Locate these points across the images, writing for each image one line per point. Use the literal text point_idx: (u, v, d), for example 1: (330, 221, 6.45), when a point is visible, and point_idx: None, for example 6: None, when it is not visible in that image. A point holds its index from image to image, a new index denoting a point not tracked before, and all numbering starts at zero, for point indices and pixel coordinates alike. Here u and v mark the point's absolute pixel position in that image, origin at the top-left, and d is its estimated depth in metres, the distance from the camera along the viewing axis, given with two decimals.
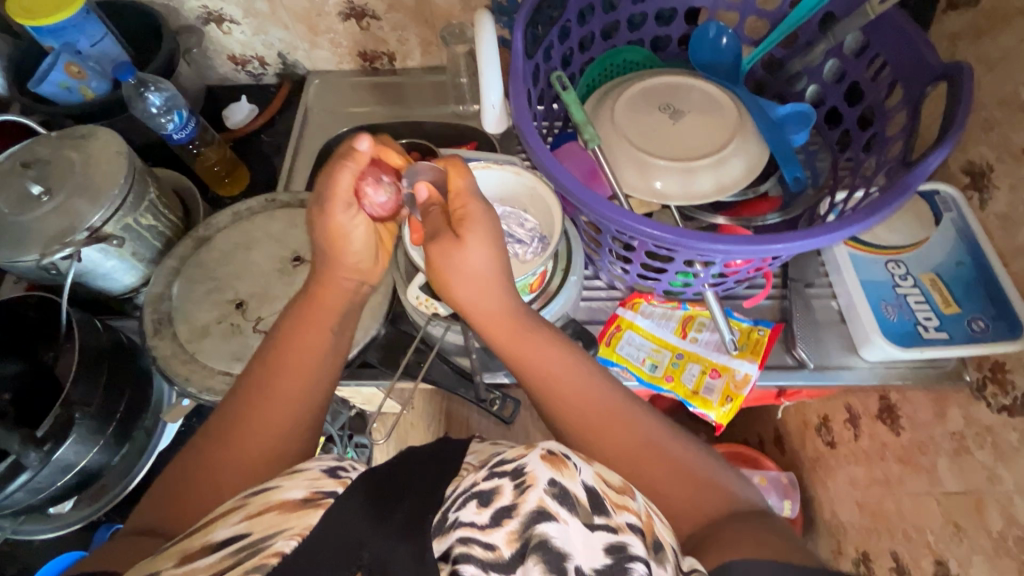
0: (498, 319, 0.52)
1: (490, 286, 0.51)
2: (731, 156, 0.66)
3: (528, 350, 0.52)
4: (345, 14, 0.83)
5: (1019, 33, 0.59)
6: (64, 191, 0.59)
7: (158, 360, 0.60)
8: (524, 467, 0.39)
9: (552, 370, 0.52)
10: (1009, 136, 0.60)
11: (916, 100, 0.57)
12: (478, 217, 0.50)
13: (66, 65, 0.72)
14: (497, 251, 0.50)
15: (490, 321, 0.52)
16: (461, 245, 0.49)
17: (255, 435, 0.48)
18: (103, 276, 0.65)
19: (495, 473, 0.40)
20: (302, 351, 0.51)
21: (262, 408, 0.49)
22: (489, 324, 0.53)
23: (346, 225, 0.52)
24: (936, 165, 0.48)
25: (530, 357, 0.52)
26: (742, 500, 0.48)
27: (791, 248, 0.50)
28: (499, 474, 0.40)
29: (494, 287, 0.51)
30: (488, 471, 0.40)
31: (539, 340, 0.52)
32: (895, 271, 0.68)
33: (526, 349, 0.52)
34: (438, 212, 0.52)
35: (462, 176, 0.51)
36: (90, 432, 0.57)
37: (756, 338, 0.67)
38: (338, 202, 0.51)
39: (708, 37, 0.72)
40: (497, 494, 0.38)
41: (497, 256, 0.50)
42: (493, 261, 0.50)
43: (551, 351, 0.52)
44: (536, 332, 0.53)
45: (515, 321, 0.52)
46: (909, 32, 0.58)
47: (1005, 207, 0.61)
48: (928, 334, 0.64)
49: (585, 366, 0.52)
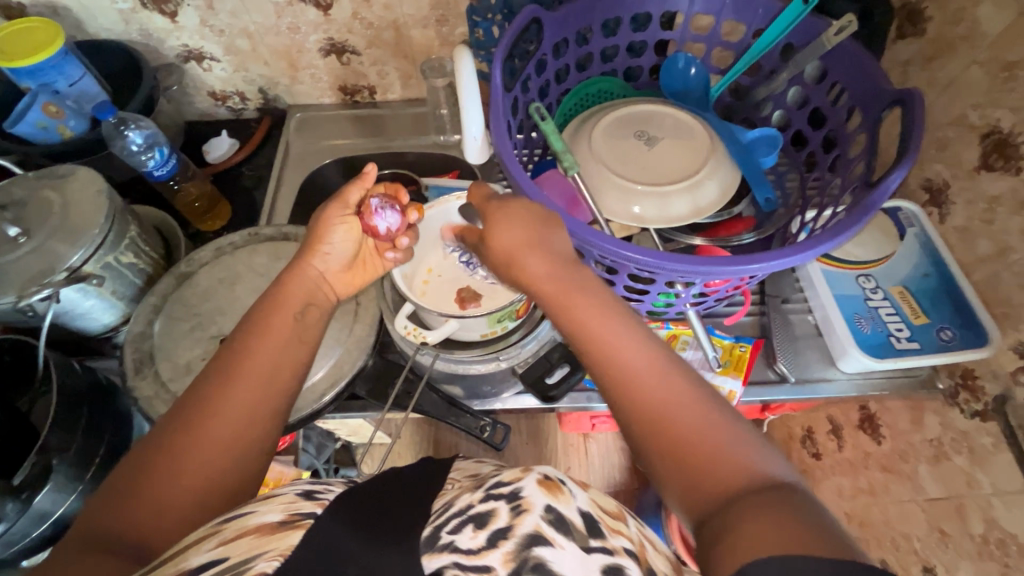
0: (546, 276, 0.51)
1: (526, 251, 0.51)
2: (706, 180, 0.69)
3: (572, 310, 0.50)
4: (325, 50, 0.86)
5: (962, 61, 0.64)
6: (43, 232, 0.59)
7: (140, 400, 0.59)
8: (519, 491, 0.39)
9: (592, 327, 0.49)
10: (961, 155, 0.64)
11: (873, 124, 0.60)
12: (506, 205, 0.53)
13: (43, 105, 0.73)
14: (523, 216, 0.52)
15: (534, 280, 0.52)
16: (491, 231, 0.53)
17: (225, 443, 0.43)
18: (82, 316, 0.64)
19: (491, 495, 0.39)
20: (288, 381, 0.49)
21: (215, 423, 0.44)
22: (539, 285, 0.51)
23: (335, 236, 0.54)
24: (896, 186, 0.51)
25: (571, 314, 0.50)
26: (768, 474, 0.40)
27: (766, 267, 0.52)
28: (494, 497, 0.39)
29: (534, 250, 0.51)
30: (484, 492, 0.40)
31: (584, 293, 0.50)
32: (866, 285, 0.70)
33: (566, 308, 0.50)
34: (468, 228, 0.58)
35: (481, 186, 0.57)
36: (68, 479, 0.55)
37: (738, 354, 0.69)
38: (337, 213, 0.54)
39: (678, 67, 0.76)
40: (492, 516, 0.38)
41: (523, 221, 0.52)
42: (520, 231, 0.52)
43: (594, 303, 0.49)
44: (582, 292, 0.50)
45: (560, 278, 0.51)
46: (864, 61, 0.61)
47: (963, 220, 0.65)
48: (901, 344, 0.66)
49: (624, 321, 0.49)
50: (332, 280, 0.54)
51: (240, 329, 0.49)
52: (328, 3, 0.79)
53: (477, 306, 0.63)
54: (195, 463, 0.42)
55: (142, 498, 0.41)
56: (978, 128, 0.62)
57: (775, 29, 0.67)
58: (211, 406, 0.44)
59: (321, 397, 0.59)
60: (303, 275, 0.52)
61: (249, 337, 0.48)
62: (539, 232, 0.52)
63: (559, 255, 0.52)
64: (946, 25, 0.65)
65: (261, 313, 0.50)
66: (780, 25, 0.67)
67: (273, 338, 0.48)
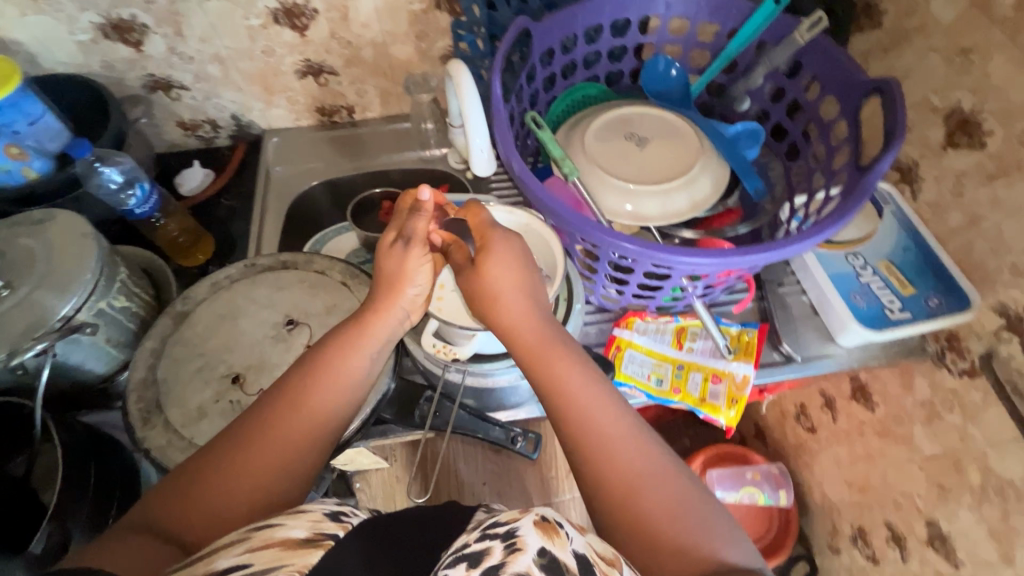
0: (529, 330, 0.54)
1: (513, 298, 0.54)
2: (699, 175, 0.71)
3: (552, 370, 0.52)
4: (301, 72, 0.84)
5: (919, 51, 0.69)
6: (27, 283, 0.55)
7: (152, 452, 0.55)
8: (514, 530, 0.40)
9: (572, 388, 0.51)
10: (926, 135, 0.70)
11: (852, 111, 0.64)
12: (506, 241, 0.55)
13: (5, 146, 0.68)
14: (518, 264, 0.54)
15: (516, 334, 0.54)
16: (481, 269, 0.54)
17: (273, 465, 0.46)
18: (76, 367, 0.60)
19: (487, 535, 0.40)
20: (333, 409, 0.49)
21: (271, 443, 0.46)
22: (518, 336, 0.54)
23: (414, 266, 0.54)
24: (887, 167, 0.55)
25: (552, 374, 0.52)
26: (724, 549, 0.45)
27: (779, 254, 0.56)
28: (490, 536, 0.40)
29: (521, 304, 0.54)
30: (481, 533, 0.41)
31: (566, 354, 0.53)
32: (855, 263, 0.74)
33: (547, 368, 0.52)
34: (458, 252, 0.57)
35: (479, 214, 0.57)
36: (84, 544, 0.51)
37: (746, 341, 0.71)
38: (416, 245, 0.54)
39: (658, 70, 0.78)
40: (486, 554, 0.38)
41: (515, 271, 0.54)
42: (512, 276, 0.54)
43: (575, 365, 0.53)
44: (560, 352, 0.53)
45: (543, 336, 0.54)
46: (836, 54, 0.66)
47: (934, 195, 0.70)
48: (895, 315, 0.70)
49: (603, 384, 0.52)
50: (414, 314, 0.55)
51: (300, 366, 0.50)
52: (305, 24, 0.77)
53: None
54: (247, 478, 0.44)
55: (196, 502, 0.43)
56: (940, 110, 0.67)
57: (752, 24, 0.70)
58: (276, 421, 0.47)
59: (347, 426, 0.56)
60: (387, 317, 0.53)
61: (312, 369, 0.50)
62: (526, 281, 0.54)
63: (540, 310, 0.55)
64: (902, 17, 0.71)
65: (327, 340, 0.52)
66: (756, 22, 0.70)
67: (331, 380, 0.49)
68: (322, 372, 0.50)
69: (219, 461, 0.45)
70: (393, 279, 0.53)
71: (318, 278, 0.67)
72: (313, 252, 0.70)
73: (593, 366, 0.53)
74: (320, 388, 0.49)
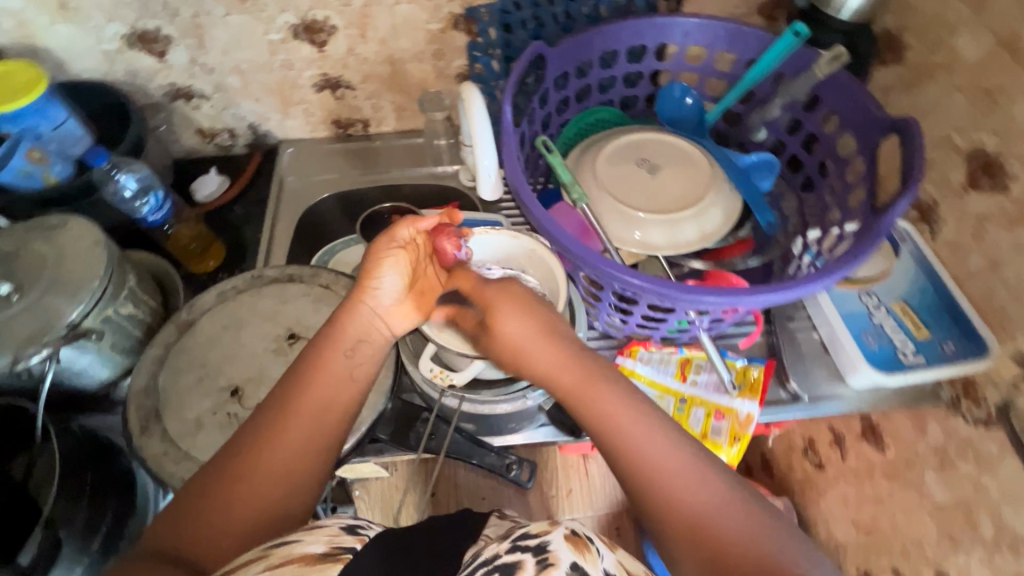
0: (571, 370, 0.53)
1: (542, 346, 0.54)
2: (710, 206, 0.70)
3: (597, 404, 0.51)
4: (319, 85, 0.85)
5: (941, 88, 0.68)
6: (37, 288, 0.56)
7: (148, 461, 0.55)
8: (547, 545, 0.42)
9: (620, 424, 0.50)
10: (947, 175, 0.68)
11: (870, 150, 0.63)
12: (503, 292, 0.56)
13: (26, 150, 0.70)
14: (528, 315, 0.56)
15: (557, 375, 0.54)
16: (494, 326, 0.55)
17: (273, 480, 0.47)
18: (79, 372, 0.60)
19: (518, 546, 0.42)
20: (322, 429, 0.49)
21: (273, 456, 0.47)
22: (560, 377, 0.54)
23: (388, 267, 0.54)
24: (901, 213, 0.54)
25: (597, 411, 0.51)
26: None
27: (787, 295, 0.54)
28: (521, 547, 0.42)
29: (551, 347, 0.54)
30: (511, 543, 0.43)
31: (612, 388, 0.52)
32: (868, 301, 0.73)
33: (590, 405, 0.51)
34: (466, 297, 0.58)
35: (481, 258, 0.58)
36: (74, 550, 0.52)
37: (752, 376, 0.70)
38: (390, 246, 0.54)
39: (673, 96, 0.78)
40: (520, 567, 0.40)
41: (529, 321, 0.55)
42: (525, 325, 0.55)
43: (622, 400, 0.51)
44: (603, 385, 0.52)
45: (586, 372, 0.53)
46: (855, 90, 0.65)
47: (954, 234, 0.68)
48: (908, 359, 0.68)
49: (651, 415, 0.50)
50: (385, 314, 0.55)
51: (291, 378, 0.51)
52: (323, 39, 0.78)
53: None
54: (252, 490, 0.46)
55: (207, 511, 0.45)
56: (962, 149, 0.66)
57: (769, 57, 0.69)
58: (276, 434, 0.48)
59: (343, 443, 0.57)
60: (360, 319, 0.53)
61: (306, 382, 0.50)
62: (547, 326, 0.55)
63: (571, 347, 0.55)
64: (925, 53, 0.69)
65: (316, 349, 0.52)
66: (773, 54, 0.69)
67: (316, 392, 0.50)
68: (309, 389, 0.50)
69: (228, 469, 0.47)
70: (369, 278, 0.54)
71: (322, 293, 0.67)
72: (319, 266, 0.71)
73: (640, 396, 0.52)
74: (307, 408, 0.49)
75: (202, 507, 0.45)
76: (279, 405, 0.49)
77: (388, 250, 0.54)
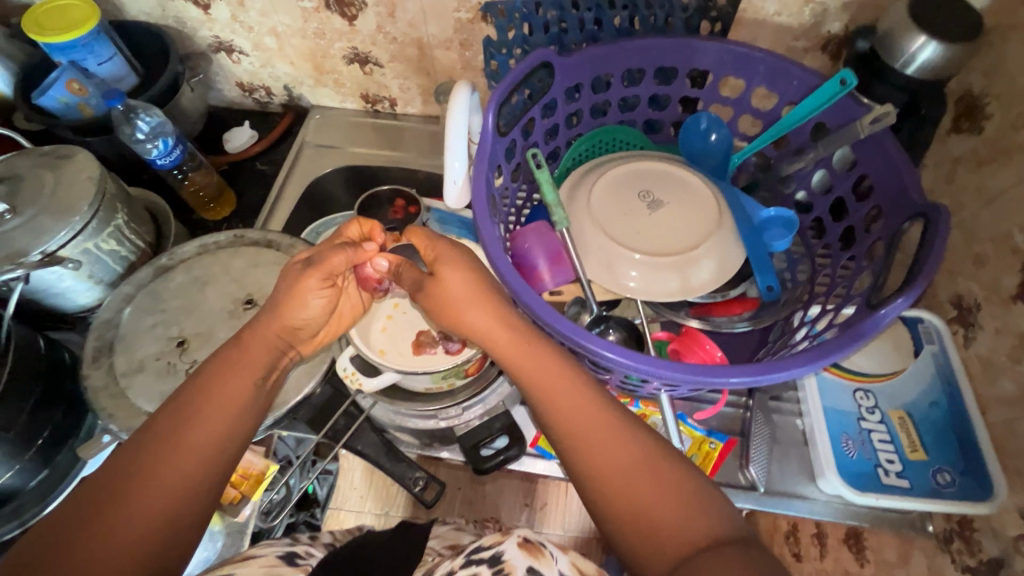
0: (500, 330, 0.50)
1: (473, 309, 0.51)
2: (701, 258, 0.64)
3: (523, 365, 0.49)
4: (349, 58, 0.85)
5: (1016, 173, 0.56)
6: (32, 209, 0.60)
7: (88, 390, 0.59)
8: (501, 555, 0.39)
9: (547, 387, 0.48)
10: (998, 279, 0.57)
11: (893, 233, 0.54)
12: (448, 257, 0.53)
13: (67, 81, 0.75)
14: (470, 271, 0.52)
15: (488, 335, 0.51)
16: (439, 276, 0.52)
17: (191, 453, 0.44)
18: (58, 294, 0.65)
19: (472, 561, 0.39)
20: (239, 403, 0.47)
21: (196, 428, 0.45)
22: (489, 337, 0.51)
23: (310, 295, 0.52)
24: (894, 316, 0.46)
25: (523, 374, 0.49)
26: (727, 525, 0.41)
27: (733, 380, 0.48)
28: (475, 562, 0.39)
29: (490, 303, 0.51)
30: (465, 558, 0.39)
31: (540, 347, 0.50)
32: (862, 403, 0.64)
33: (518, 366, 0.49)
34: (409, 269, 0.55)
35: (420, 234, 0.54)
36: (5, 455, 0.57)
37: (707, 450, 0.64)
38: (316, 274, 0.51)
39: (699, 128, 0.70)
40: None
41: (472, 276, 0.52)
42: (464, 284, 0.52)
43: (550, 359, 0.49)
44: (536, 345, 0.50)
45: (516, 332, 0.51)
46: (897, 160, 0.55)
47: (988, 350, 0.57)
48: (887, 479, 0.59)
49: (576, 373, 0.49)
50: (299, 345, 0.54)
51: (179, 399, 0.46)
52: (354, 13, 0.78)
53: (433, 352, 0.60)
54: (148, 505, 0.42)
55: (91, 536, 0.40)
56: (1021, 252, 0.54)
57: (809, 103, 0.61)
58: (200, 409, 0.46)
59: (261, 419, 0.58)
60: (264, 341, 0.51)
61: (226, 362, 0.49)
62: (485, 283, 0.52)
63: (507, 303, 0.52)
64: (1006, 129, 0.57)
65: (220, 364, 0.49)
66: (815, 101, 0.60)
67: (248, 359, 0.49)
68: (233, 369, 0.49)
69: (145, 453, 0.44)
70: (284, 308, 0.51)
71: None
72: (299, 238, 0.71)
73: (568, 358, 0.49)
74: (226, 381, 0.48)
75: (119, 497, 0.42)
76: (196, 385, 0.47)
77: (309, 278, 0.51)
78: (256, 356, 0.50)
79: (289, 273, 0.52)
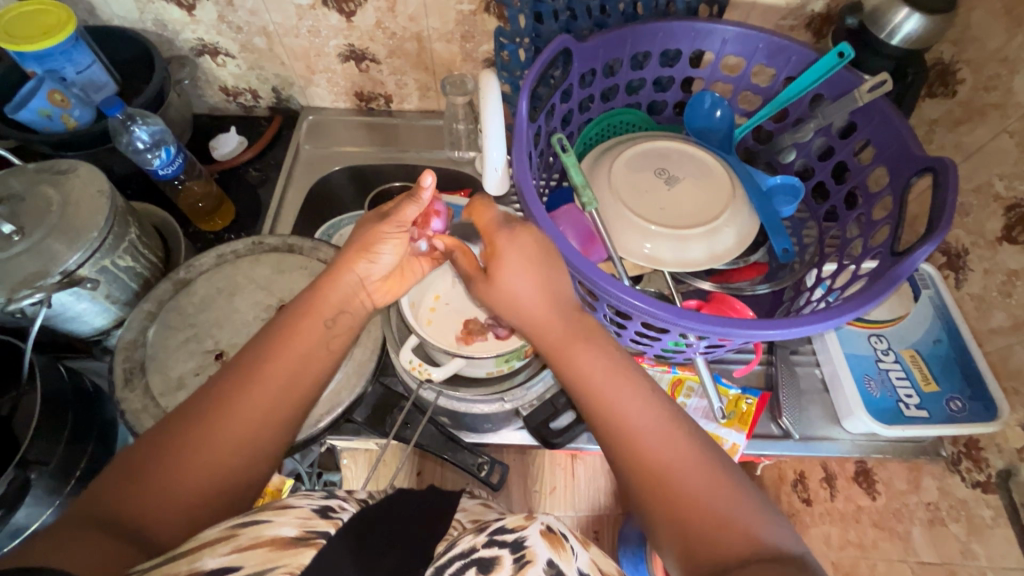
0: (556, 325, 0.52)
1: (538, 303, 0.52)
2: (723, 227, 0.67)
3: (575, 363, 0.50)
4: (344, 56, 0.83)
5: (992, 129, 0.63)
6: (40, 231, 0.56)
7: (127, 413, 0.56)
8: (524, 541, 0.40)
9: (596, 382, 0.49)
10: (983, 224, 0.64)
11: (902, 188, 0.60)
12: (517, 236, 0.52)
13: (48, 92, 0.69)
14: (538, 270, 0.52)
15: (544, 334, 0.52)
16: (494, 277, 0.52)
17: (233, 437, 0.44)
18: (73, 318, 0.61)
19: (495, 541, 0.40)
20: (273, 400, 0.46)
21: (238, 416, 0.45)
22: (543, 331, 0.52)
23: (387, 235, 0.54)
24: (922, 260, 0.51)
25: (574, 366, 0.50)
26: (764, 540, 0.41)
27: (785, 334, 0.52)
28: (498, 543, 0.40)
29: (544, 306, 0.52)
30: (489, 537, 0.40)
31: (594, 347, 0.51)
32: (877, 346, 0.70)
33: (567, 360, 0.50)
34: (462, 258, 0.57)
35: (485, 210, 0.55)
36: (46, 493, 0.53)
37: (743, 407, 0.68)
38: (391, 217, 0.54)
39: (703, 107, 0.75)
40: (497, 564, 0.38)
41: (536, 278, 0.52)
42: (532, 283, 0.52)
43: (602, 360, 0.50)
44: (590, 342, 0.51)
45: (572, 329, 0.52)
46: (894, 121, 0.61)
47: (980, 289, 0.65)
48: (909, 411, 0.65)
49: (630, 376, 0.49)
50: (370, 287, 0.55)
51: (227, 377, 0.47)
52: (352, 9, 0.76)
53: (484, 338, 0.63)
54: (197, 479, 0.42)
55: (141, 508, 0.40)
56: (1002, 198, 0.61)
57: (808, 77, 0.66)
58: (251, 388, 0.46)
59: (317, 421, 0.57)
60: (339, 283, 0.53)
61: (264, 355, 0.48)
62: (548, 279, 0.52)
63: (563, 299, 0.53)
64: (978, 90, 0.64)
65: (262, 347, 0.49)
66: (813, 75, 0.66)
67: (283, 351, 0.48)
68: (272, 365, 0.47)
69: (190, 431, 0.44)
70: (364, 247, 0.54)
71: (318, 267, 0.67)
72: (320, 239, 0.70)
73: (620, 356, 0.51)
74: (267, 374, 0.47)
75: (162, 466, 0.42)
76: (244, 367, 0.47)
77: (383, 225, 0.54)
78: (309, 327, 0.50)
79: (366, 222, 0.56)
